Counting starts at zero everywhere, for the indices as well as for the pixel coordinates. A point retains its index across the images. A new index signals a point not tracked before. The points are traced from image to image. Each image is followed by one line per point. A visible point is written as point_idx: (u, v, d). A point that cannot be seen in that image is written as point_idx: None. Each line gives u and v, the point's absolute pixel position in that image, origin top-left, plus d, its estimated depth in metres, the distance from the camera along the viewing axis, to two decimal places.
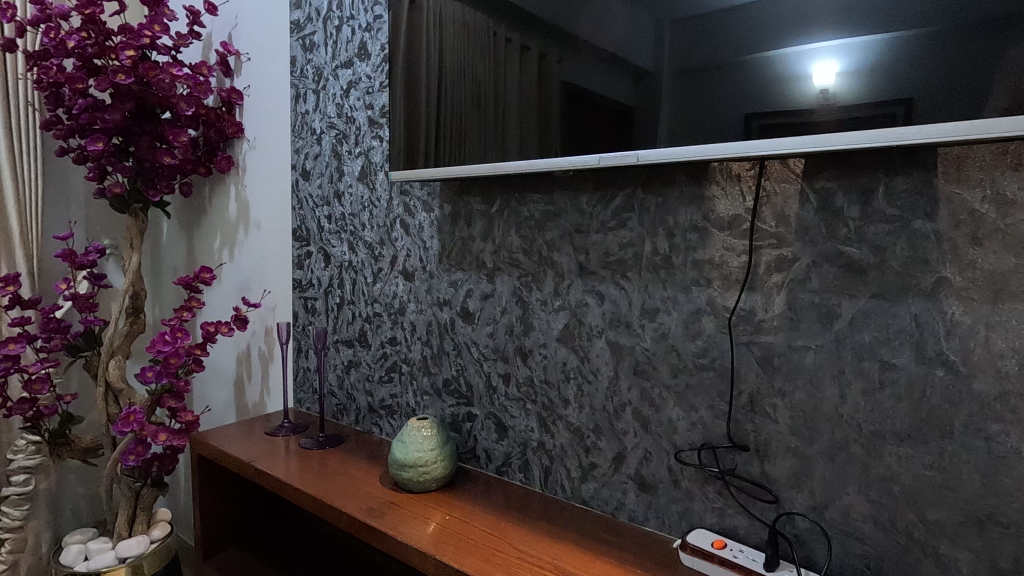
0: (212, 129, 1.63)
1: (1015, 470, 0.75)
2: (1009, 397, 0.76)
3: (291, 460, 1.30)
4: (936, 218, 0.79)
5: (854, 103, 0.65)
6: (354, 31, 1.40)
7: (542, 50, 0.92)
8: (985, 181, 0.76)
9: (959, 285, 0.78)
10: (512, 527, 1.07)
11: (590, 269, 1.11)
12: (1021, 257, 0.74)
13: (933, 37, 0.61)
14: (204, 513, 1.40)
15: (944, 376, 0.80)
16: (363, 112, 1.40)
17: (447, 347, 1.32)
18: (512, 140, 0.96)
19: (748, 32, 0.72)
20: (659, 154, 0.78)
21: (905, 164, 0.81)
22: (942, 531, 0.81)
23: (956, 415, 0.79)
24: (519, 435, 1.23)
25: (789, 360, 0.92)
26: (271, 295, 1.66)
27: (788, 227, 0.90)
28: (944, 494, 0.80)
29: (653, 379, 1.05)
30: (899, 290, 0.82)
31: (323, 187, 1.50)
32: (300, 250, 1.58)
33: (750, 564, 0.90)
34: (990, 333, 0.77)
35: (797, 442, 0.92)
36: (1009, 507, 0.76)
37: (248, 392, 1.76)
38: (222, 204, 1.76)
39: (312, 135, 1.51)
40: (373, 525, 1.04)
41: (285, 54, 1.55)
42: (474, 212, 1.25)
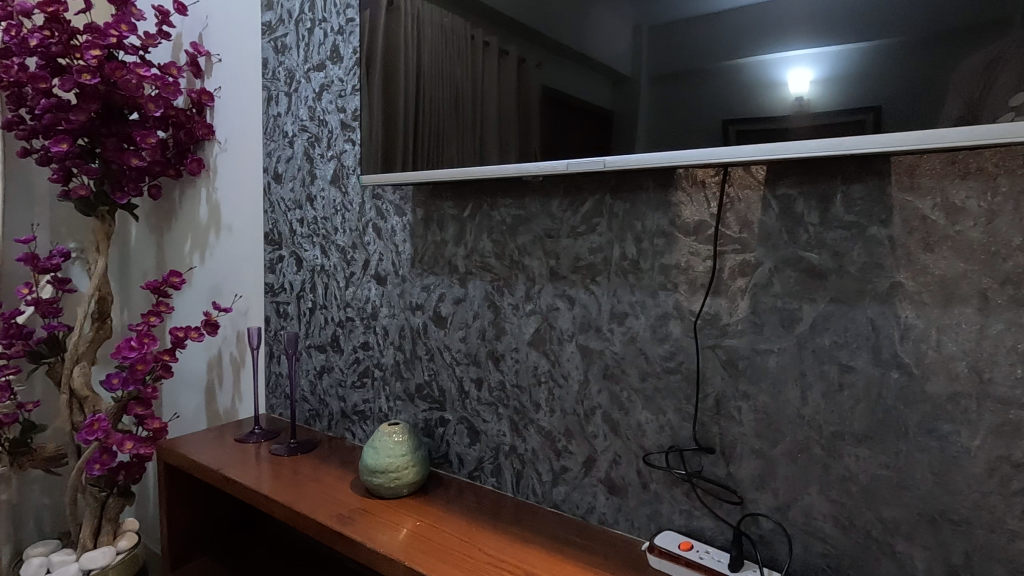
0: (182, 131, 1.60)
1: (967, 469, 0.78)
2: (960, 398, 0.78)
3: (262, 466, 1.28)
4: (891, 224, 0.82)
5: (824, 111, 0.67)
6: (326, 34, 1.39)
7: (521, 54, 0.93)
8: (936, 189, 0.79)
9: (912, 290, 0.81)
10: (483, 532, 1.06)
11: (560, 274, 1.11)
12: (971, 263, 0.77)
13: (902, 46, 0.63)
14: (171, 523, 1.36)
15: (899, 378, 0.82)
16: (335, 116, 1.39)
17: (419, 352, 1.32)
18: (491, 143, 0.97)
19: (726, 39, 0.73)
20: (636, 159, 0.80)
21: (861, 171, 0.84)
22: (898, 529, 0.83)
23: (910, 417, 0.82)
24: (491, 439, 1.23)
25: (752, 363, 0.94)
26: (242, 299, 1.64)
27: (751, 233, 0.92)
28: (900, 494, 0.83)
29: (622, 382, 1.06)
30: (857, 294, 0.84)
31: (296, 190, 1.49)
32: (271, 254, 1.55)
33: (716, 564, 0.92)
34: (941, 336, 0.79)
35: (761, 444, 0.93)
36: (960, 504, 0.79)
37: (219, 398, 1.73)
38: (192, 206, 1.73)
39: (284, 138, 1.49)
40: (344, 533, 1.03)
41: (257, 56, 1.53)
42: (446, 216, 1.25)
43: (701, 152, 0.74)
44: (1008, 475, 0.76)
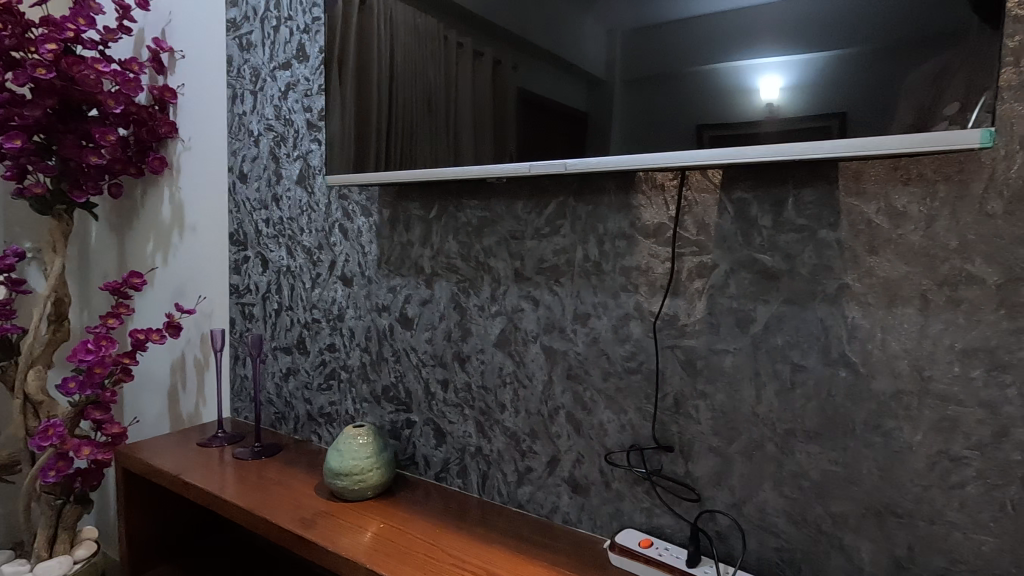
0: (144, 128, 1.55)
1: (909, 463, 0.81)
2: (902, 396, 0.81)
3: (227, 471, 1.25)
4: (839, 228, 0.84)
5: (794, 116, 0.69)
6: (292, 32, 1.38)
7: (497, 56, 0.93)
8: (880, 194, 0.82)
9: (858, 291, 0.84)
10: (449, 534, 1.06)
11: (525, 275, 1.12)
12: (913, 266, 0.80)
13: (864, 56, 0.66)
14: (131, 529, 1.33)
15: (847, 376, 0.85)
16: (301, 115, 1.37)
17: (386, 354, 1.31)
18: (467, 143, 0.97)
19: (698, 45, 0.75)
20: (611, 162, 0.81)
21: (810, 177, 0.86)
22: (846, 523, 0.86)
23: (858, 414, 0.85)
24: (456, 440, 1.23)
25: (709, 362, 0.96)
26: (206, 301, 1.60)
27: (708, 235, 0.94)
28: (848, 489, 0.86)
29: (585, 382, 1.07)
30: (808, 296, 0.87)
31: (261, 190, 1.46)
32: (236, 254, 1.53)
33: (674, 561, 0.93)
34: (886, 336, 0.82)
35: (718, 442, 0.96)
36: (904, 498, 0.82)
37: (182, 402, 1.68)
38: (154, 205, 1.68)
39: (249, 137, 1.47)
40: (305, 536, 1.02)
41: (220, 54, 1.50)
42: (412, 217, 1.25)
43: (676, 154, 0.75)
44: (947, 469, 0.79)
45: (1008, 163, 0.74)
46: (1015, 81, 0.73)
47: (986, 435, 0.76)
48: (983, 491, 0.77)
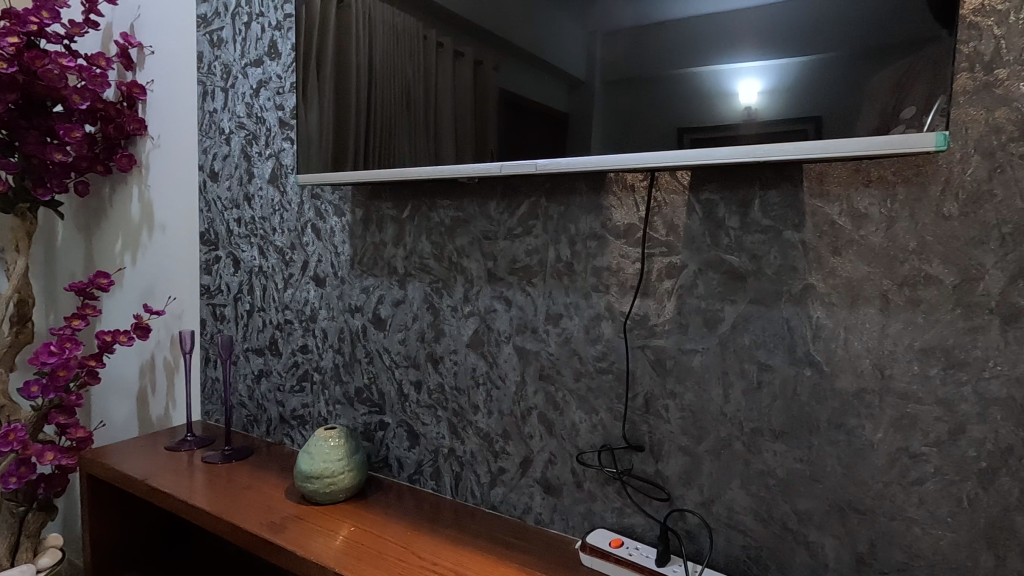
0: (112, 125, 1.52)
1: (870, 460, 0.83)
2: (865, 395, 0.83)
3: (197, 475, 1.23)
4: (803, 229, 0.86)
5: (772, 120, 0.70)
6: (264, 29, 1.36)
7: (477, 56, 0.93)
8: (842, 196, 0.83)
9: (822, 291, 0.85)
10: (423, 536, 1.06)
11: (497, 276, 1.12)
12: (874, 266, 0.81)
13: (837, 61, 0.67)
14: (95, 535, 1.30)
15: (812, 375, 0.86)
16: (273, 113, 1.36)
17: (359, 355, 1.30)
18: (447, 142, 0.97)
19: (678, 48, 0.76)
20: (591, 162, 0.82)
21: (776, 178, 0.87)
22: (811, 520, 0.87)
23: (822, 413, 0.86)
24: (429, 442, 1.22)
25: (678, 362, 0.97)
26: (176, 302, 1.57)
27: (677, 236, 0.95)
28: (813, 486, 0.87)
29: (556, 382, 1.08)
30: (774, 296, 0.89)
31: (232, 189, 1.44)
32: (207, 254, 1.50)
33: (644, 561, 0.94)
34: (849, 335, 0.84)
35: (687, 441, 0.97)
36: (866, 495, 0.84)
37: (151, 405, 1.65)
38: (123, 204, 1.64)
39: (220, 135, 1.45)
40: (274, 541, 1.01)
41: (190, 50, 1.48)
42: (385, 217, 1.24)
43: (658, 155, 0.76)
44: (907, 466, 0.81)
45: (963, 167, 0.76)
46: (970, 86, 0.75)
47: (943, 432, 0.78)
48: (941, 488, 0.79)
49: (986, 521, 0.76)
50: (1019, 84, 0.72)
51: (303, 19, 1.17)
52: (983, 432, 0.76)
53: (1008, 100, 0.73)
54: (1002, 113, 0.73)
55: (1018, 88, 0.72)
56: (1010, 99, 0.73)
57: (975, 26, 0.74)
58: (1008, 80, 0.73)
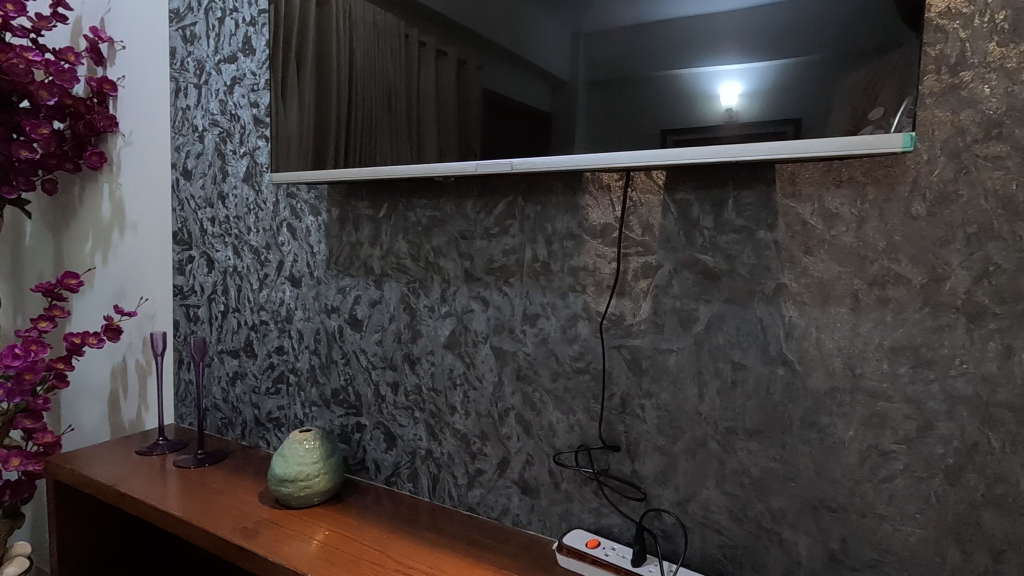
0: (81, 122, 1.49)
1: (842, 458, 0.84)
2: (837, 393, 0.84)
3: (169, 480, 1.21)
4: (776, 229, 0.87)
5: (753, 121, 0.70)
6: (238, 25, 1.34)
7: (461, 56, 0.92)
8: (814, 196, 0.84)
9: (794, 290, 0.86)
10: (400, 540, 1.04)
11: (474, 276, 1.11)
12: (845, 266, 0.82)
13: (815, 63, 0.67)
14: (62, 543, 1.27)
15: (785, 374, 0.87)
16: (248, 111, 1.34)
17: (335, 356, 1.28)
18: (430, 141, 0.96)
19: (660, 49, 0.76)
20: (573, 161, 0.81)
21: (750, 178, 0.88)
22: (784, 518, 0.88)
23: (795, 410, 0.87)
24: (407, 444, 1.21)
25: (654, 361, 0.97)
26: (148, 303, 1.55)
27: (652, 236, 0.96)
28: (787, 484, 0.88)
29: (533, 383, 1.07)
30: (747, 296, 0.89)
31: (206, 188, 1.42)
32: (180, 254, 1.48)
33: (621, 561, 0.94)
34: (821, 334, 0.84)
35: (663, 440, 0.97)
36: (838, 492, 0.84)
37: (123, 408, 1.62)
38: (93, 202, 1.61)
39: (193, 133, 1.43)
40: (246, 547, 0.99)
41: (162, 46, 1.45)
42: (361, 217, 1.23)
43: (640, 154, 0.76)
44: (877, 463, 0.82)
45: (930, 167, 0.77)
46: (936, 88, 0.76)
47: (912, 430, 0.79)
48: (910, 484, 0.80)
49: (954, 517, 0.77)
50: (983, 86, 0.73)
51: (280, 14, 1.15)
52: (950, 429, 0.77)
53: (973, 102, 0.74)
54: (967, 115, 0.74)
55: (983, 90, 0.74)
56: (975, 101, 0.74)
57: (941, 29, 0.76)
58: (973, 82, 0.74)
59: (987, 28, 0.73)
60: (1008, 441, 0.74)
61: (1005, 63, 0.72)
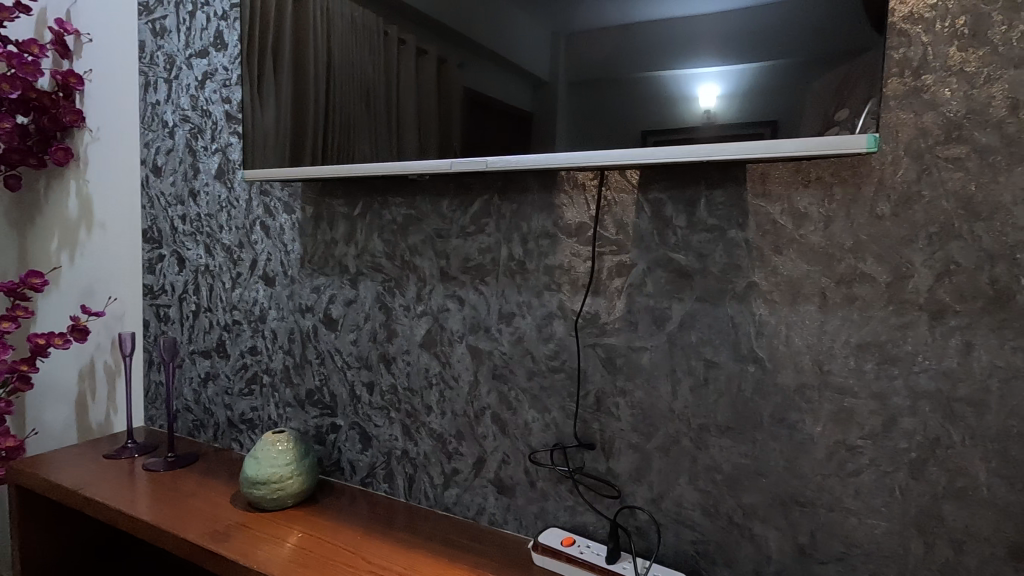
0: (46, 116, 1.45)
1: (811, 454, 0.85)
2: (806, 389, 0.85)
3: (138, 484, 1.18)
4: (747, 228, 0.87)
5: (731, 123, 0.71)
6: (209, 18, 1.32)
7: (441, 54, 0.91)
8: (784, 196, 0.85)
9: (765, 288, 0.87)
10: (375, 541, 1.03)
11: (450, 275, 1.11)
12: (813, 264, 0.83)
13: (790, 67, 0.68)
14: (24, 550, 1.23)
15: (756, 371, 0.88)
16: (220, 106, 1.32)
17: (309, 356, 1.27)
18: (409, 139, 0.95)
19: (639, 50, 0.76)
20: (554, 159, 0.81)
21: (722, 178, 0.89)
22: (755, 513, 0.89)
23: (765, 407, 0.87)
24: (382, 444, 1.20)
25: (629, 360, 0.97)
26: (117, 303, 1.51)
27: (627, 235, 0.96)
28: (757, 480, 0.88)
29: (510, 382, 1.07)
30: (719, 294, 0.90)
31: (176, 185, 1.40)
32: (150, 253, 1.46)
33: (595, 558, 0.94)
34: (790, 332, 0.85)
35: (637, 438, 0.97)
36: (807, 487, 0.85)
37: (91, 411, 1.57)
38: (60, 200, 1.56)
39: (163, 128, 1.40)
40: (217, 551, 0.97)
41: (130, 38, 1.43)
42: (336, 215, 1.21)
43: (619, 153, 0.76)
44: (844, 458, 0.83)
45: (894, 168, 0.78)
46: (900, 91, 0.77)
47: (877, 425, 0.80)
48: (876, 478, 0.81)
49: (917, 509, 0.79)
50: (944, 90, 0.75)
51: (252, 9, 1.14)
52: (913, 424, 0.78)
53: (935, 104, 0.75)
54: (929, 117, 0.76)
55: (944, 93, 0.75)
56: (937, 104, 0.75)
57: (904, 32, 0.77)
58: (934, 85, 0.75)
59: (948, 32, 0.74)
60: (968, 435, 0.76)
61: (965, 67, 0.74)
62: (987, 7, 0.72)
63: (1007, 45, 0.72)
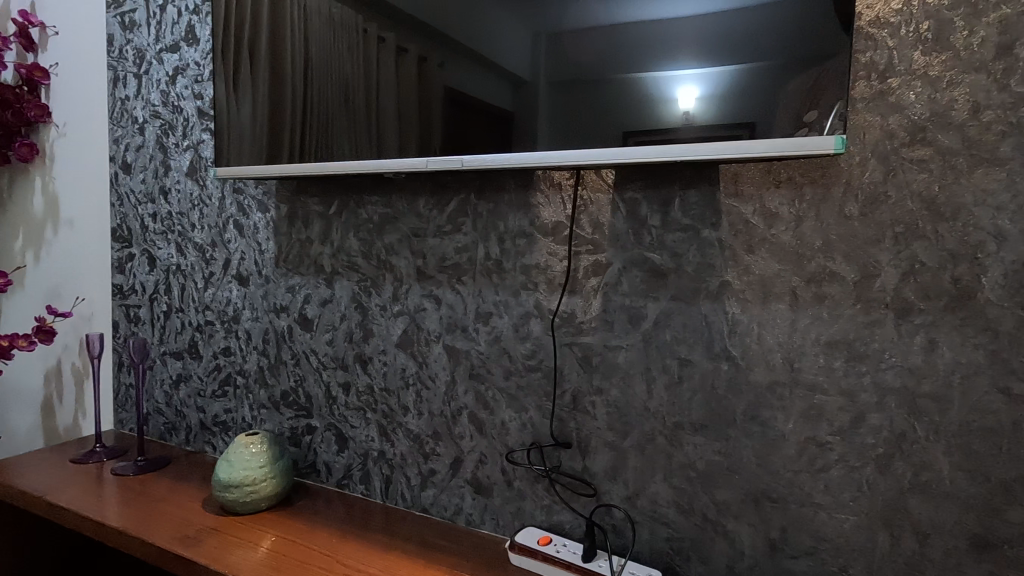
0: (9, 111, 1.41)
1: (782, 450, 0.85)
2: (777, 387, 0.85)
3: (107, 489, 1.16)
4: (720, 228, 0.87)
5: (710, 125, 0.71)
6: (180, 12, 1.29)
7: (422, 52, 0.90)
8: (755, 196, 0.85)
9: (738, 287, 0.87)
10: (349, 543, 1.02)
11: (427, 274, 1.10)
12: (785, 264, 0.84)
13: (769, 70, 0.68)
14: None
15: (729, 369, 0.88)
16: (191, 102, 1.29)
17: (284, 357, 1.25)
18: (389, 138, 0.94)
19: (620, 52, 0.76)
20: (534, 159, 0.81)
21: (696, 178, 0.89)
22: (728, 510, 0.89)
23: (738, 405, 0.88)
24: (359, 445, 1.19)
25: (604, 359, 0.97)
26: (85, 303, 1.48)
27: (603, 234, 0.95)
28: (730, 477, 0.89)
29: (487, 381, 1.06)
30: (693, 293, 0.90)
31: (147, 182, 1.38)
32: (119, 252, 1.43)
33: (571, 557, 0.94)
34: (762, 330, 0.86)
35: (613, 436, 0.97)
36: (779, 484, 0.86)
37: (59, 414, 1.53)
38: (22, 197, 1.51)
39: (133, 124, 1.38)
40: (187, 555, 0.95)
41: (98, 30, 1.40)
42: (311, 213, 1.20)
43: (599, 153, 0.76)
44: (814, 454, 0.83)
45: (861, 170, 0.79)
46: (866, 94, 0.78)
47: (846, 421, 0.81)
48: (845, 474, 0.82)
49: (885, 504, 0.80)
50: (909, 93, 0.76)
51: (224, 6, 1.12)
52: (880, 420, 0.79)
53: (900, 107, 0.76)
54: (895, 120, 0.77)
55: (909, 97, 0.76)
56: (902, 107, 0.76)
57: (871, 37, 0.77)
58: (900, 89, 0.76)
59: (912, 37, 0.75)
60: (933, 431, 0.77)
61: (929, 71, 0.75)
62: (949, 12, 0.73)
63: (969, 50, 0.73)
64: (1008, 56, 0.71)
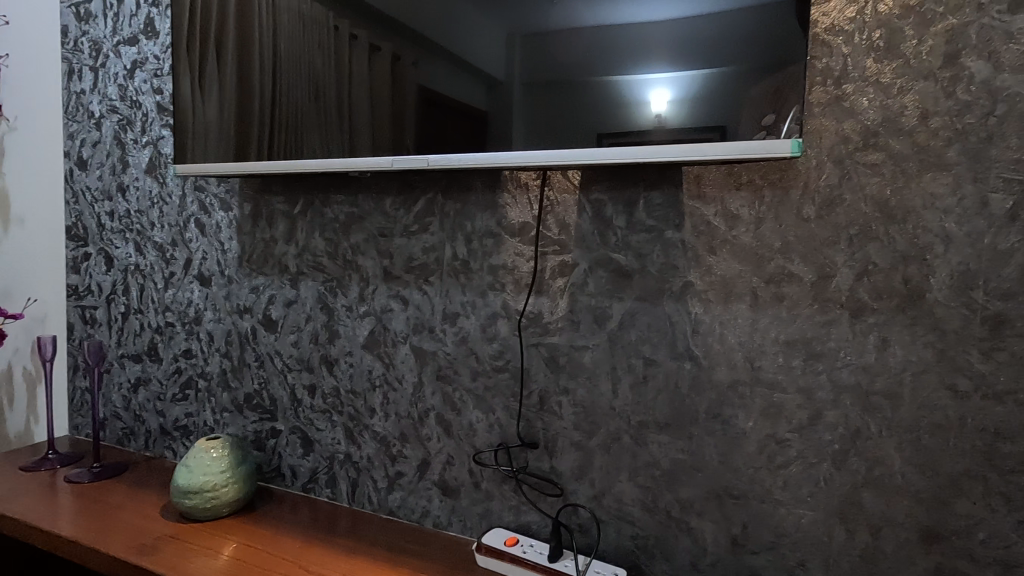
0: None
1: (743, 448, 0.86)
2: (739, 386, 0.86)
3: (60, 497, 1.12)
4: (683, 229, 0.88)
5: (681, 128, 0.71)
6: (139, 5, 1.26)
7: (395, 51, 0.88)
8: (717, 198, 0.86)
9: (700, 288, 0.87)
10: (311, 548, 1.00)
11: (393, 274, 1.08)
12: (745, 264, 0.84)
13: (739, 74, 0.68)
14: None
15: (692, 369, 0.89)
16: (150, 98, 1.26)
17: (248, 359, 1.22)
18: (361, 136, 0.92)
19: (594, 54, 0.75)
20: (508, 160, 0.80)
21: (659, 180, 0.89)
22: (692, 507, 0.90)
23: (701, 404, 0.88)
24: (325, 449, 1.16)
25: (572, 359, 0.97)
26: (37, 305, 1.41)
27: (569, 235, 0.95)
28: (694, 475, 0.89)
29: (454, 382, 1.05)
30: (657, 292, 0.90)
31: (104, 179, 1.34)
32: (75, 251, 1.41)
33: (536, 557, 0.93)
34: (724, 330, 0.86)
35: (579, 436, 0.97)
36: (741, 480, 0.86)
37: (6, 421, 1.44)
38: None
39: (89, 119, 1.35)
40: (140, 563, 0.92)
41: (49, 20, 1.37)
42: (275, 213, 1.17)
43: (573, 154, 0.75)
44: (774, 452, 0.84)
45: (818, 173, 0.80)
46: (823, 99, 0.79)
47: (804, 419, 0.82)
48: (803, 470, 0.83)
49: (840, 499, 0.81)
50: (863, 99, 0.77)
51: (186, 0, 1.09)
52: (837, 417, 0.80)
53: (854, 112, 0.77)
54: (849, 125, 0.78)
55: (862, 102, 0.77)
56: (856, 112, 0.77)
57: (826, 43, 0.78)
58: (854, 94, 0.77)
59: (865, 45, 0.76)
60: (885, 427, 0.78)
61: (881, 78, 0.76)
62: (900, 21, 0.75)
63: (918, 58, 0.74)
64: (954, 64, 0.73)
